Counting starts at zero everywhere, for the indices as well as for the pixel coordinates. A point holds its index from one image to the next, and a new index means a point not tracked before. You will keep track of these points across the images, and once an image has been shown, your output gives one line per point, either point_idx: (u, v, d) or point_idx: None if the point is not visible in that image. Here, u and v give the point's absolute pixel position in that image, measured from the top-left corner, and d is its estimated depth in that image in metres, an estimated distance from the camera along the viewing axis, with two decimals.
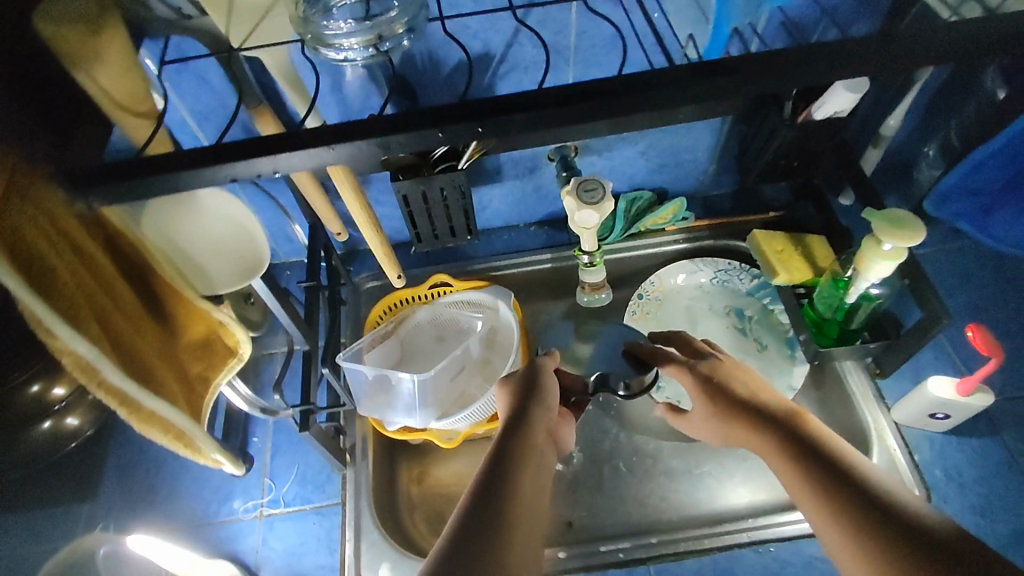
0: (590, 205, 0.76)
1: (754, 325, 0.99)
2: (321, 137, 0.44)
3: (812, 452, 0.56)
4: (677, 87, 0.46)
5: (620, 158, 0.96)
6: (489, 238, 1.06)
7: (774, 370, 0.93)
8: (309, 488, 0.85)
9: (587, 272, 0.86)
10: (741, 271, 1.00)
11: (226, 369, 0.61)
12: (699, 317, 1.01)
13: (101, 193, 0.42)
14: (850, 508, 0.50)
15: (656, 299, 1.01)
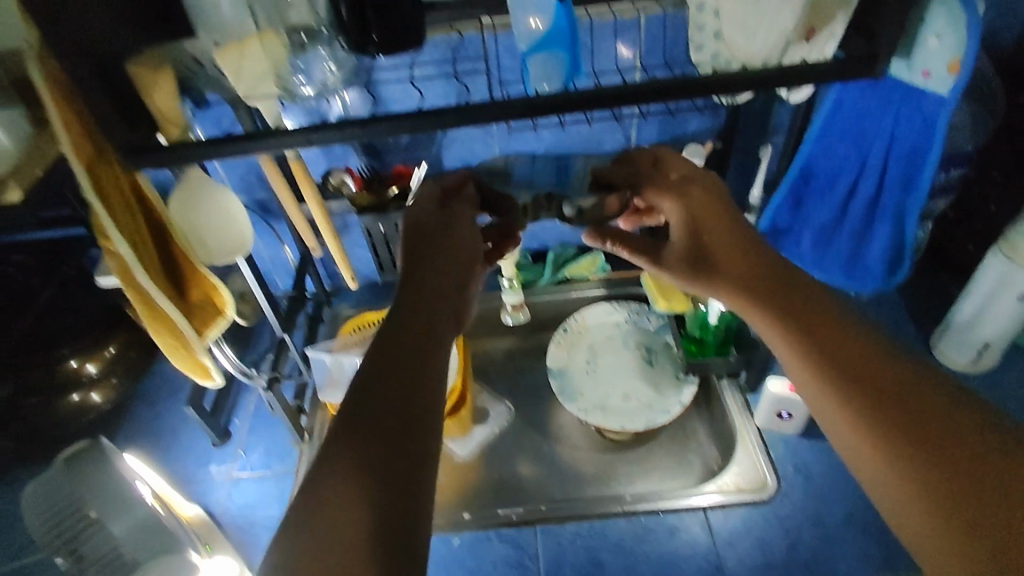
0: None
1: (656, 357, 1.18)
2: (280, 138, 0.68)
3: (793, 308, 0.57)
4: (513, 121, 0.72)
5: (546, 218, 1.22)
6: None
7: (669, 391, 1.12)
8: (272, 457, 1.03)
9: (507, 292, 1.07)
10: (649, 313, 1.22)
11: (214, 324, 0.85)
12: (613, 348, 1.20)
13: (148, 158, 0.66)
14: (866, 384, 0.50)
15: (578, 331, 1.22)
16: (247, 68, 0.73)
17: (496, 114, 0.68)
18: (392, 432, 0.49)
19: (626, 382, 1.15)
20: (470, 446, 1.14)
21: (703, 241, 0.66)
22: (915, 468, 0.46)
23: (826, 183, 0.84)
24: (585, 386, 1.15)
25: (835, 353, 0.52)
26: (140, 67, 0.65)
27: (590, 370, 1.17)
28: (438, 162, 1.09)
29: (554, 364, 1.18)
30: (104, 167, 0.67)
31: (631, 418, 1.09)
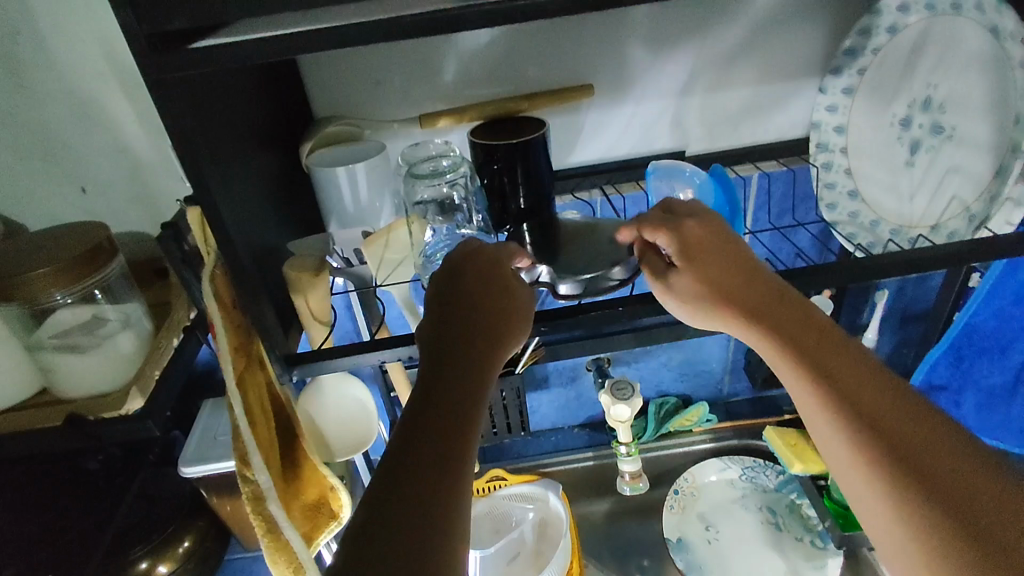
0: (622, 400, 0.94)
1: (784, 520, 1.07)
2: None
3: (830, 366, 0.54)
4: None
5: (647, 369, 1.14)
6: (538, 440, 1.21)
7: (811, 562, 1.00)
8: None
9: (625, 460, 0.99)
10: (765, 468, 1.13)
11: (326, 529, 0.75)
12: (734, 512, 1.09)
13: (304, 365, 0.61)
14: (902, 467, 0.49)
15: (691, 493, 1.11)
16: (390, 256, 0.70)
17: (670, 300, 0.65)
18: (448, 485, 0.47)
19: (757, 552, 1.03)
20: None
21: (718, 275, 0.63)
22: (956, 528, 0.46)
23: (992, 347, 0.81)
24: (714, 560, 1.03)
25: (871, 407, 0.52)
26: (299, 271, 0.61)
27: (714, 539, 1.05)
28: None
29: (673, 534, 1.06)
30: (247, 380, 0.60)
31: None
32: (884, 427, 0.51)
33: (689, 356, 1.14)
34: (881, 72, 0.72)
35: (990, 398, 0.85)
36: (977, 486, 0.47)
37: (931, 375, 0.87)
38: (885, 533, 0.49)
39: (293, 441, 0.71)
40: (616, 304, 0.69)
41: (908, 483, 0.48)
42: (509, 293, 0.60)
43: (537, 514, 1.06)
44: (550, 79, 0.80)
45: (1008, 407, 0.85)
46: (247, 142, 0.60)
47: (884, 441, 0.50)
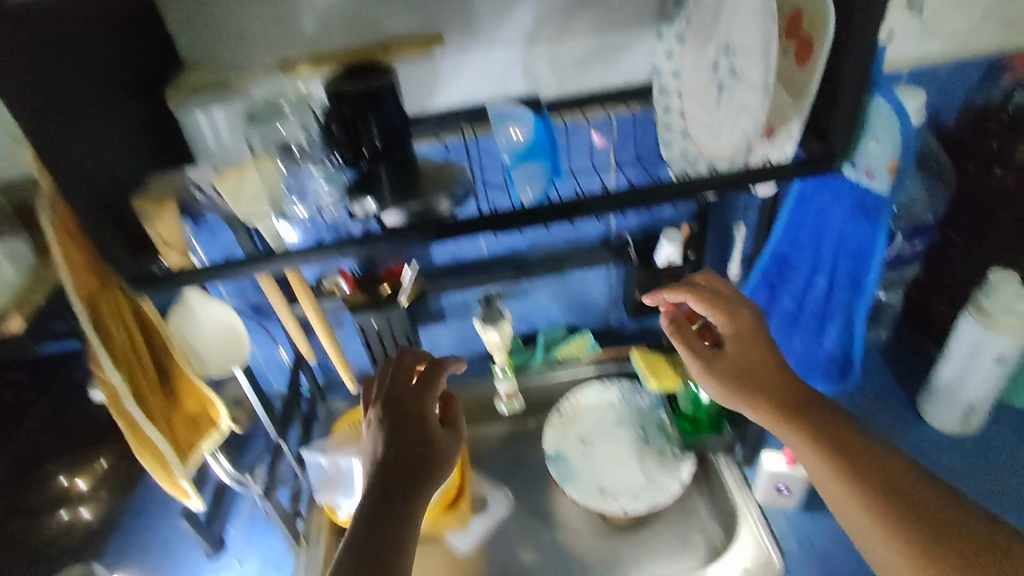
0: (492, 325, 1.04)
1: (652, 434, 1.19)
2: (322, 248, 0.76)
3: (821, 425, 0.78)
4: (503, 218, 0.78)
5: (534, 302, 1.25)
6: (440, 370, 1.31)
7: (668, 466, 1.12)
8: (269, 568, 1.02)
9: (500, 381, 1.08)
10: (640, 390, 1.25)
11: (206, 437, 0.88)
12: (608, 428, 1.21)
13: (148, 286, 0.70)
14: (885, 503, 0.71)
15: (573, 412, 1.23)
16: (246, 192, 0.79)
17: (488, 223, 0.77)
18: (410, 509, 0.68)
19: (623, 461, 1.16)
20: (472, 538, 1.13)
21: (746, 359, 0.85)
22: (935, 559, 0.66)
23: (785, 269, 0.95)
24: (585, 468, 1.16)
25: (860, 455, 0.75)
26: (145, 203, 0.71)
27: (586, 450, 1.18)
28: (427, 258, 1.13)
29: (552, 446, 1.19)
30: (102, 299, 0.71)
31: (631, 498, 1.10)
32: (872, 474, 0.73)
33: (573, 290, 1.24)
34: (696, 19, 0.82)
35: (788, 316, 0.99)
36: (951, 515, 0.68)
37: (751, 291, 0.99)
38: (871, 550, 0.70)
39: (165, 354, 0.82)
40: (442, 227, 0.78)
41: (890, 514, 0.70)
42: (431, 377, 0.83)
43: None
44: (404, 28, 0.87)
45: (793, 333, 1.01)
46: (94, 86, 0.67)
47: (880, 486, 0.72)
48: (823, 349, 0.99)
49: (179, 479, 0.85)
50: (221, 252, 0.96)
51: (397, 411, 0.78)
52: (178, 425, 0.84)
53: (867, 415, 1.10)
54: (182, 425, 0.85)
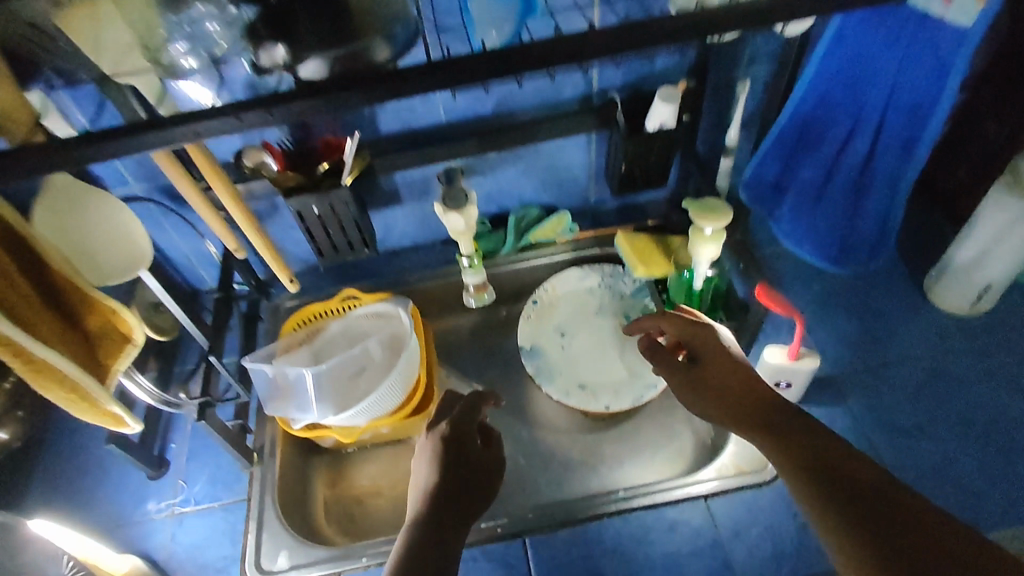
0: (454, 209, 0.88)
1: (636, 326, 1.09)
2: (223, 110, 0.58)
3: (797, 442, 0.63)
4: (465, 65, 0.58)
5: (505, 178, 1.07)
6: (399, 261, 1.16)
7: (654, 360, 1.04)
8: (218, 487, 0.92)
9: (468, 273, 0.95)
10: (625, 275, 1.12)
11: (122, 352, 0.73)
12: (589, 319, 1.11)
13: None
14: (861, 532, 0.54)
15: (550, 303, 1.12)
16: (108, 39, 0.64)
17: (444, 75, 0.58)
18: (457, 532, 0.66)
19: (607, 355, 1.07)
20: None
21: (713, 379, 0.73)
22: None
23: (810, 137, 0.87)
24: (565, 363, 1.06)
25: (841, 471, 0.59)
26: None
27: (567, 344, 1.08)
28: (374, 127, 0.94)
29: (529, 340, 1.08)
30: None
31: (615, 397, 1.02)
32: (850, 489, 0.57)
33: (548, 163, 1.07)
34: None
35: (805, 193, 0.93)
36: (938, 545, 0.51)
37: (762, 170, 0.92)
38: None
39: (40, 261, 0.66)
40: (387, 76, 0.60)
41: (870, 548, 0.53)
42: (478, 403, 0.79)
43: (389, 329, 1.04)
44: None
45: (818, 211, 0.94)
46: None
47: (855, 505, 0.56)
48: (859, 230, 0.93)
49: (105, 406, 0.71)
50: (100, 120, 0.75)
51: (459, 443, 0.74)
52: (76, 343, 0.69)
53: (871, 295, 1.01)
54: (84, 343, 0.70)
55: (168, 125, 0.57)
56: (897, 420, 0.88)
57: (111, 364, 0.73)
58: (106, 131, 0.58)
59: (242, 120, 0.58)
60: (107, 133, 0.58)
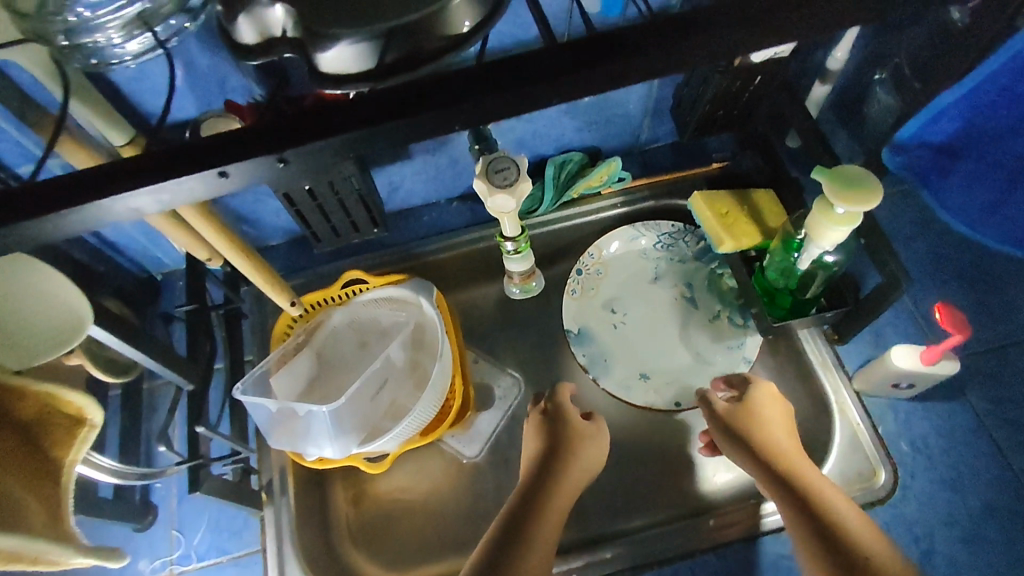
0: (502, 189, 0.65)
1: (703, 296, 0.90)
2: (203, 156, 0.37)
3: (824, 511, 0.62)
4: (592, 55, 0.36)
5: (543, 120, 0.83)
6: (406, 224, 0.93)
7: (727, 341, 0.87)
8: (223, 536, 0.77)
9: (512, 260, 0.75)
10: (686, 234, 0.92)
11: (77, 446, 0.54)
12: (644, 289, 0.91)
13: None
14: None
15: (597, 272, 0.92)
16: None
17: (562, 74, 0.36)
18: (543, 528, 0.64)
19: (670, 334, 0.89)
20: (478, 443, 0.87)
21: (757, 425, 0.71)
22: None
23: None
24: (619, 347, 0.89)
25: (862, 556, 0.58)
26: None
27: (620, 323, 0.90)
28: None
29: (574, 322, 0.90)
30: None
31: (684, 388, 0.85)
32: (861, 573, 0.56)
33: (600, 98, 0.81)
34: None
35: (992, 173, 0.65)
36: None
37: (926, 132, 0.65)
38: None
39: None
40: (448, 114, 0.36)
41: None
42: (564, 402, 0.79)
43: (410, 323, 0.85)
44: None
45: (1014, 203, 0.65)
46: None
47: None
48: None
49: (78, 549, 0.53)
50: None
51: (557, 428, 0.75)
52: (10, 463, 0.50)
53: (988, 254, 0.83)
54: (20, 461, 0.51)
55: (105, 193, 0.36)
56: (1021, 415, 0.76)
57: (63, 458, 0.54)
58: (14, 191, 0.37)
59: (231, 176, 0.37)
60: (24, 200, 0.37)
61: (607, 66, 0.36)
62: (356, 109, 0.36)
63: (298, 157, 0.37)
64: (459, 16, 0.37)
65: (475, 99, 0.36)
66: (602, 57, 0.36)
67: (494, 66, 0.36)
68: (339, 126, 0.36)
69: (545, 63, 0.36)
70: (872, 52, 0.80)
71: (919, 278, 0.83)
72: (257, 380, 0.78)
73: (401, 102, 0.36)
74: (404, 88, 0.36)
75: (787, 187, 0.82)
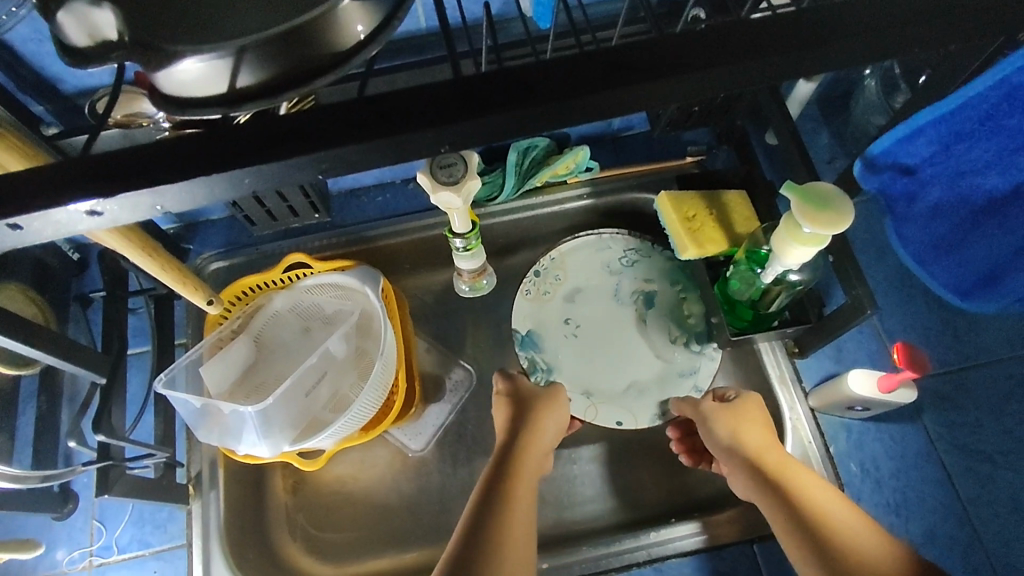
0: (448, 185, 0.60)
1: (661, 317, 0.86)
2: (82, 184, 0.34)
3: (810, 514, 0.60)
4: (506, 92, 0.35)
5: None
6: (358, 204, 0.88)
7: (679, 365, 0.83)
8: (146, 529, 0.74)
9: (460, 257, 0.71)
10: (653, 253, 0.88)
11: None
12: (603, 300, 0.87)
13: None
14: None
15: (555, 277, 0.87)
16: None
17: (472, 106, 0.35)
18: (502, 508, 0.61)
19: (624, 350, 0.84)
20: (425, 436, 0.83)
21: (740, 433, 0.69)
22: None
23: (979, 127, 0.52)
24: (569, 357, 0.84)
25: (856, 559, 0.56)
26: None
27: (573, 332, 0.85)
28: None
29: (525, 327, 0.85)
30: None
31: (628, 408, 0.81)
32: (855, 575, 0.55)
33: None
34: None
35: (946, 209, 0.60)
36: None
37: (900, 152, 0.57)
38: None
39: None
40: (343, 154, 0.35)
41: None
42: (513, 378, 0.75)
43: (355, 312, 0.81)
44: None
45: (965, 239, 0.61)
46: None
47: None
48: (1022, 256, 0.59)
49: None
50: None
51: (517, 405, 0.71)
52: None
53: None
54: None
55: None
56: None
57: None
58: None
59: (114, 207, 0.35)
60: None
61: (526, 111, 0.35)
62: (238, 139, 0.34)
63: (190, 186, 0.34)
64: (351, 18, 0.34)
65: (386, 135, 0.34)
66: (516, 99, 0.35)
67: (399, 94, 0.35)
68: (236, 158, 0.34)
69: (447, 100, 0.35)
70: None
71: (886, 294, 0.80)
72: (187, 369, 0.74)
73: (322, 132, 0.34)
74: (291, 119, 0.35)
75: (760, 190, 0.78)
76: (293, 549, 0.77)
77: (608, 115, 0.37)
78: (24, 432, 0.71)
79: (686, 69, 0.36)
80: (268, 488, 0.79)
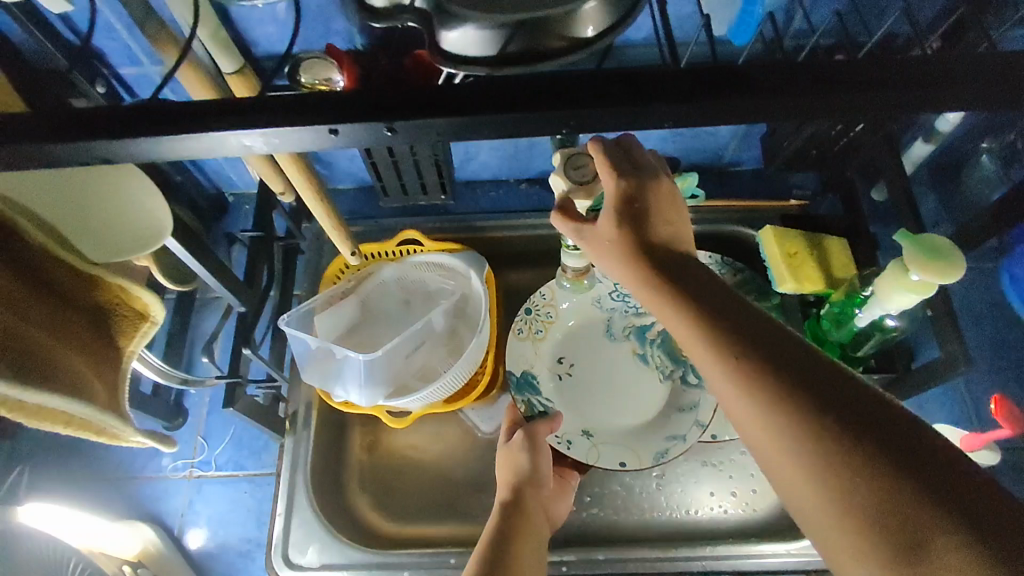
0: (578, 183, 0.65)
1: (658, 351, 0.84)
2: (316, 109, 0.33)
3: (755, 335, 0.43)
4: (747, 75, 0.33)
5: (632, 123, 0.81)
6: (473, 195, 0.94)
7: (677, 406, 0.81)
8: (243, 453, 0.81)
9: (569, 254, 0.76)
10: None
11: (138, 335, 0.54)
12: (596, 341, 0.85)
13: None
14: (834, 448, 0.38)
15: (547, 316, 0.85)
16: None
17: (692, 88, 0.33)
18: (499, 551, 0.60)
19: (615, 394, 0.82)
20: (496, 421, 0.86)
21: (648, 225, 0.49)
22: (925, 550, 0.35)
23: None
24: (566, 401, 0.82)
25: (819, 390, 0.40)
26: None
27: (567, 374, 0.83)
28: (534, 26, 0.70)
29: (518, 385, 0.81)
30: None
31: (631, 451, 0.78)
32: (817, 397, 0.39)
33: None
34: None
35: None
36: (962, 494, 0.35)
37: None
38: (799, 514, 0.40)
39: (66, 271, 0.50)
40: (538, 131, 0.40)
41: (838, 471, 0.37)
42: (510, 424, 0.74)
43: (456, 292, 0.86)
44: None
45: None
46: None
47: (820, 423, 0.39)
48: None
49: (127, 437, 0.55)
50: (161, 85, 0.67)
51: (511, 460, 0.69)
52: (78, 342, 0.51)
53: None
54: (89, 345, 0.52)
55: (205, 124, 0.32)
56: None
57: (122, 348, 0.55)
58: (107, 112, 0.33)
59: (339, 133, 0.33)
60: (125, 117, 0.33)
61: (690, 108, 0.33)
62: (454, 90, 0.33)
63: (404, 133, 0.34)
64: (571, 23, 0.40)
65: (594, 107, 0.32)
66: (730, 89, 0.33)
67: (568, 78, 0.33)
68: (449, 109, 0.33)
69: (660, 84, 0.33)
70: (990, 122, 0.77)
71: (986, 361, 0.79)
72: (303, 316, 0.81)
73: (526, 86, 0.33)
74: (479, 84, 0.33)
75: (863, 240, 0.80)
76: (361, 500, 0.82)
77: (806, 116, 0.35)
78: (158, 345, 0.80)
79: (936, 85, 0.33)
80: (351, 439, 0.85)
